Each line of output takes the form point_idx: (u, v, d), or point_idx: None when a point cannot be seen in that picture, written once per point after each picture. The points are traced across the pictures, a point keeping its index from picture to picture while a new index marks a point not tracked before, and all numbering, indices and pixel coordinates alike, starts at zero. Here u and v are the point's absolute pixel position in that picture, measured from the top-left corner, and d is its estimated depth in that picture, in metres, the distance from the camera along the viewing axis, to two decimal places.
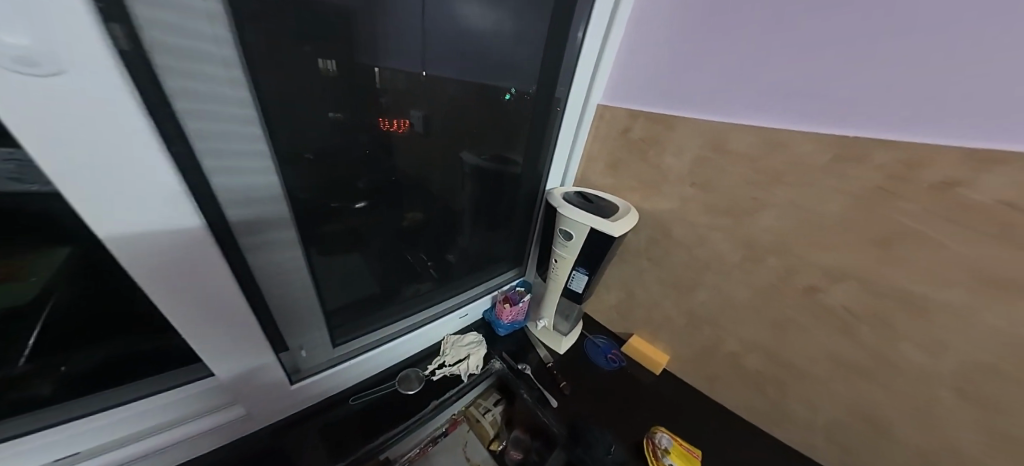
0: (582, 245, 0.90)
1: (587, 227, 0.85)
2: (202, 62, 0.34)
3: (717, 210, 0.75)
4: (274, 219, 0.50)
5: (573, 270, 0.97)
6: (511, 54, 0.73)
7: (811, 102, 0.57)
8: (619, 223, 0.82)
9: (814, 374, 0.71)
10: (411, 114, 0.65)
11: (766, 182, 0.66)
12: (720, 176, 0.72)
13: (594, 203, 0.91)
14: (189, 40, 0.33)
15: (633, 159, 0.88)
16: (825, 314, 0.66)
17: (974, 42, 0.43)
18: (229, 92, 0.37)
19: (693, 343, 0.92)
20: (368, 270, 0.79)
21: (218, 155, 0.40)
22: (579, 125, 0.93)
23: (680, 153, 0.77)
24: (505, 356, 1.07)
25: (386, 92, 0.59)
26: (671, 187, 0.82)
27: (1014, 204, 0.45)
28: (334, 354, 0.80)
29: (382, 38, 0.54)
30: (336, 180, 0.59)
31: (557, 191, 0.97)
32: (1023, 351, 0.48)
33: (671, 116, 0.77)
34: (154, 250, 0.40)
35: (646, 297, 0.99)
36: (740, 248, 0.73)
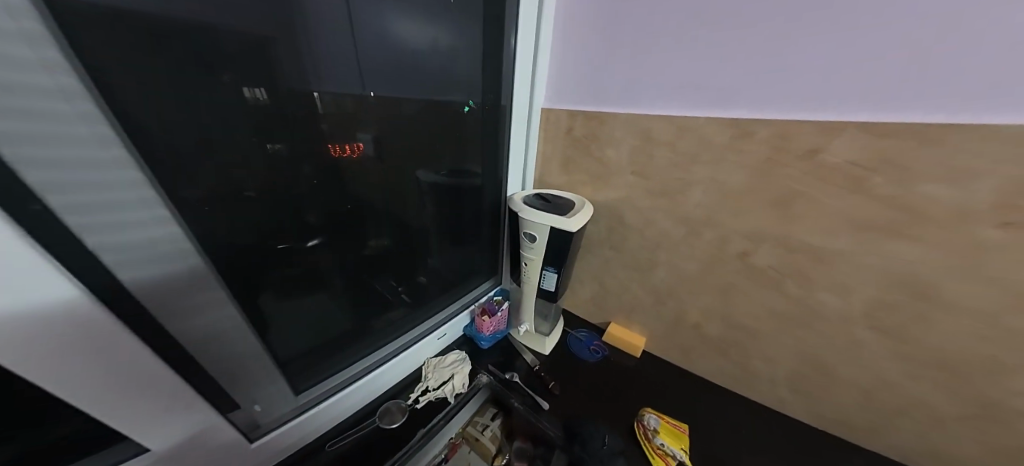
0: (546, 246, 0.93)
1: (547, 228, 0.88)
2: (47, 118, 0.33)
3: (655, 195, 0.80)
4: (181, 274, 0.47)
5: (543, 270, 0.99)
6: (451, 68, 0.75)
7: (704, 91, 0.65)
8: (574, 219, 0.85)
9: (765, 331, 0.77)
10: (361, 135, 0.64)
11: (692, 162, 0.71)
12: (653, 162, 0.77)
13: (551, 203, 0.94)
14: (25, 98, 0.31)
15: (580, 155, 0.92)
16: (760, 274, 0.72)
17: (811, 31, 0.53)
18: (86, 144, 0.36)
19: (664, 321, 0.96)
20: (333, 307, 0.77)
21: (87, 212, 0.37)
22: (529, 130, 0.96)
23: (617, 145, 0.82)
24: (492, 368, 1.07)
25: (330, 126, 0.58)
26: (617, 177, 0.86)
27: (859, 164, 0.55)
28: (298, 402, 0.77)
29: (314, 64, 0.53)
30: (278, 222, 0.58)
31: (515, 198, 1.00)
32: (902, 281, 0.57)
33: (603, 112, 0.81)
34: (24, 330, 0.36)
35: (615, 285, 1.03)
36: (683, 226, 0.78)
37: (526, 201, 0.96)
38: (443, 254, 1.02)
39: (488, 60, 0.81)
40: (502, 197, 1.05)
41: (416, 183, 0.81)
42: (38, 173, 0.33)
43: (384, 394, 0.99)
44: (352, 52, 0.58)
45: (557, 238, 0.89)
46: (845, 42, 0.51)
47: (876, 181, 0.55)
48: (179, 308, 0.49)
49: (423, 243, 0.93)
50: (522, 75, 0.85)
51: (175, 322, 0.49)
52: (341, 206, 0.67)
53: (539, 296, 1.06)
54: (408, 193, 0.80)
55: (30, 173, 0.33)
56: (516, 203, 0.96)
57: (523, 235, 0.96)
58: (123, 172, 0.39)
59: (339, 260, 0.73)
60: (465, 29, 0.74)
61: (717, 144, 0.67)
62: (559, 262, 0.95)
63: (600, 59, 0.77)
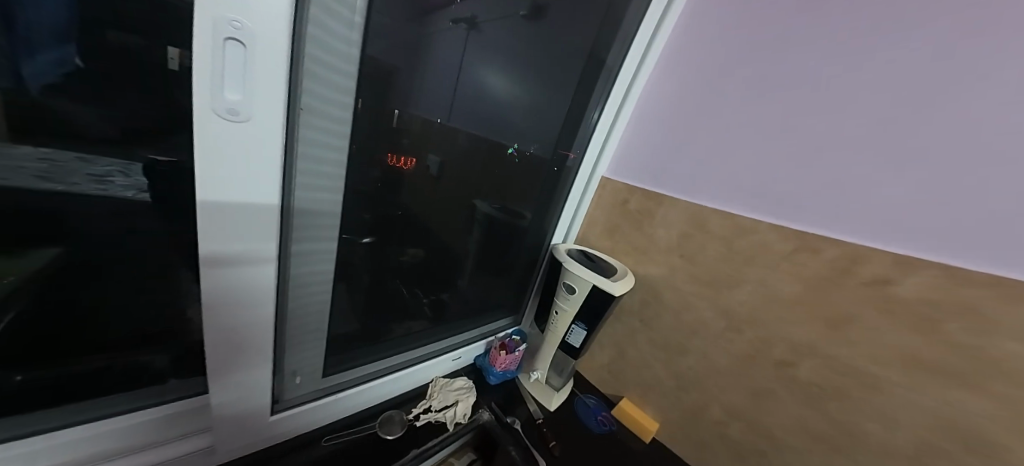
0: (582, 302, 0.92)
1: (589, 284, 0.89)
2: (329, 121, 0.45)
3: (698, 283, 0.83)
4: (325, 246, 0.56)
5: (572, 324, 0.97)
6: (521, 125, 0.88)
7: (764, 197, 0.71)
8: (617, 283, 0.87)
9: (795, 449, 0.72)
10: (428, 157, 0.74)
11: (745, 261, 0.75)
12: (706, 251, 0.81)
13: (595, 263, 0.97)
14: (328, 106, 0.44)
15: (627, 226, 0.97)
16: (800, 387, 0.69)
17: (880, 168, 0.57)
18: (337, 142, 0.48)
19: (681, 408, 0.92)
20: (365, 301, 0.83)
21: (309, 186, 0.48)
22: (585, 189, 1.04)
23: (669, 226, 0.87)
24: (494, 406, 1.04)
25: (410, 142, 0.68)
26: (661, 256, 0.89)
27: (932, 303, 0.53)
28: (321, 385, 0.80)
29: (417, 93, 0.65)
30: (352, 214, 0.65)
31: (561, 248, 1.04)
32: (972, 439, 0.52)
33: (661, 194, 0.89)
34: (234, 262, 0.45)
35: (636, 359, 1.00)
36: (723, 319, 0.79)
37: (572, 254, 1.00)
38: (479, 279, 1.09)
39: (566, 122, 0.94)
40: (546, 244, 1.12)
41: (462, 208, 0.89)
42: (305, 151, 0.45)
43: (390, 402, 0.99)
44: (449, 96, 0.71)
45: (593, 299, 0.90)
46: (915, 184, 0.54)
47: (950, 327, 0.52)
48: (307, 270, 0.57)
49: (462, 265, 1.01)
50: (595, 142, 0.97)
51: (296, 282, 0.57)
52: (389, 212, 0.73)
53: (561, 349, 1.04)
54: (459, 213, 0.90)
55: (303, 152, 0.45)
56: (562, 253, 1.00)
57: (562, 284, 0.97)
58: (342, 162, 0.50)
59: (371, 262, 0.78)
60: (535, 97, 0.86)
61: (775, 251, 0.70)
62: (591, 322, 0.94)
63: (669, 147, 0.87)
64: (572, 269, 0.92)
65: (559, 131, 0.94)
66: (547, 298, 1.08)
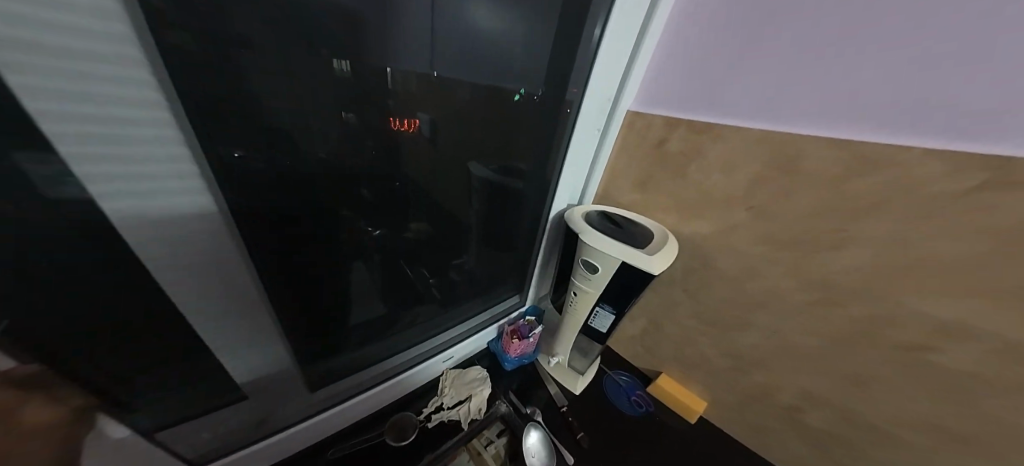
0: (608, 282, 0.73)
1: (618, 262, 0.68)
2: (90, 62, 0.23)
3: (776, 246, 0.58)
4: (219, 268, 0.39)
5: (595, 307, 0.79)
6: (509, 56, 0.55)
7: (931, 103, 0.40)
8: (656, 258, 0.65)
9: (904, 442, 0.55)
10: (415, 113, 0.48)
11: (863, 208, 0.47)
12: (798, 199, 0.52)
13: (623, 228, 0.74)
14: (72, 36, 0.22)
15: (668, 174, 0.71)
16: (933, 377, 0.48)
17: None
18: (129, 105, 0.26)
19: (739, 390, 0.75)
20: (371, 289, 0.64)
21: (102, 180, 0.28)
22: (606, 127, 0.74)
23: (730, 169, 0.60)
24: (512, 397, 0.90)
25: (389, 100, 0.44)
26: (718, 210, 0.64)
27: None
28: (312, 400, 0.67)
29: (393, 31, 0.40)
30: (327, 191, 0.44)
31: (575, 211, 0.81)
32: None
33: (716, 123, 0.60)
34: None
35: (678, 335, 0.81)
36: (808, 293, 0.56)
37: (591, 218, 0.78)
38: (485, 260, 0.87)
39: (559, 41, 0.58)
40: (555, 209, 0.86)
41: (465, 180, 0.65)
42: (50, 121, 0.24)
43: (396, 402, 0.87)
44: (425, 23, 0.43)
45: (627, 276, 0.70)
46: None
47: None
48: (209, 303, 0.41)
49: (467, 251, 0.80)
50: (608, 69, 0.63)
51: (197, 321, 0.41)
52: (399, 188, 0.54)
53: (583, 332, 0.87)
54: (454, 185, 0.64)
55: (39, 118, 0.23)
56: (578, 218, 0.77)
57: (579, 263, 0.76)
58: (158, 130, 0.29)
59: (383, 257, 0.61)
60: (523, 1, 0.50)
61: (931, 192, 0.42)
62: (622, 302, 0.75)
63: (738, 51, 0.53)
64: (593, 241, 0.70)
65: (549, 62, 0.59)
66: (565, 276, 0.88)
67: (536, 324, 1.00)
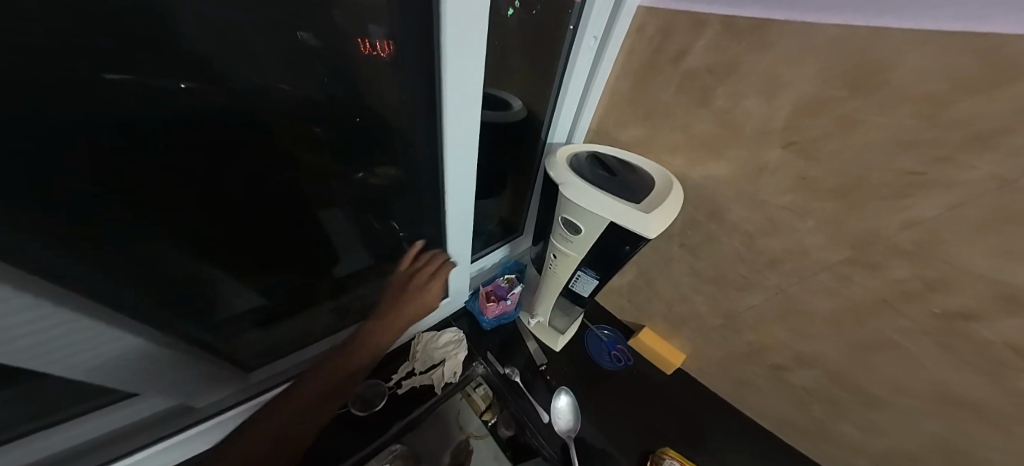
0: (594, 244, 0.59)
1: (606, 222, 0.54)
2: None
3: (811, 196, 0.46)
4: None
5: (577, 271, 0.67)
6: None
7: None
8: (655, 219, 0.51)
9: (897, 403, 0.53)
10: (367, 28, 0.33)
11: (964, 146, 0.33)
12: (865, 132, 0.39)
13: (619, 175, 0.58)
14: None
15: (685, 101, 0.56)
16: (961, 346, 0.42)
17: None
18: None
19: (726, 348, 0.71)
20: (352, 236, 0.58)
21: None
22: (606, 34, 0.57)
23: (772, 91, 0.45)
24: (490, 358, 0.82)
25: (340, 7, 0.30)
26: (745, 148, 0.51)
27: None
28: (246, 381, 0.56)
29: None
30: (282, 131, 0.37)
31: (557, 152, 0.63)
32: None
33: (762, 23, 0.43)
34: None
35: (670, 292, 0.74)
36: (834, 252, 0.47)
37: (578, 162, 0.61)
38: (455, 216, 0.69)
39: None
40: (541, 142, 0.73)
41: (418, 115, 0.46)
42: None
43: None
44: None
45: (616, 239, 0.56)
46: None
47: None
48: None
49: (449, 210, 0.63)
50: None
51: None
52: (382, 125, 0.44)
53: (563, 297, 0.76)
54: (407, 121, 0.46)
55: None
56: (562, 163, 0.60)
57: (559, 221, 0.61)
58: None
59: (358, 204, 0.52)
60: None
61: None
62: (608, 266, 0.62)
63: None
64: (576, 198, 0.55)
65: None
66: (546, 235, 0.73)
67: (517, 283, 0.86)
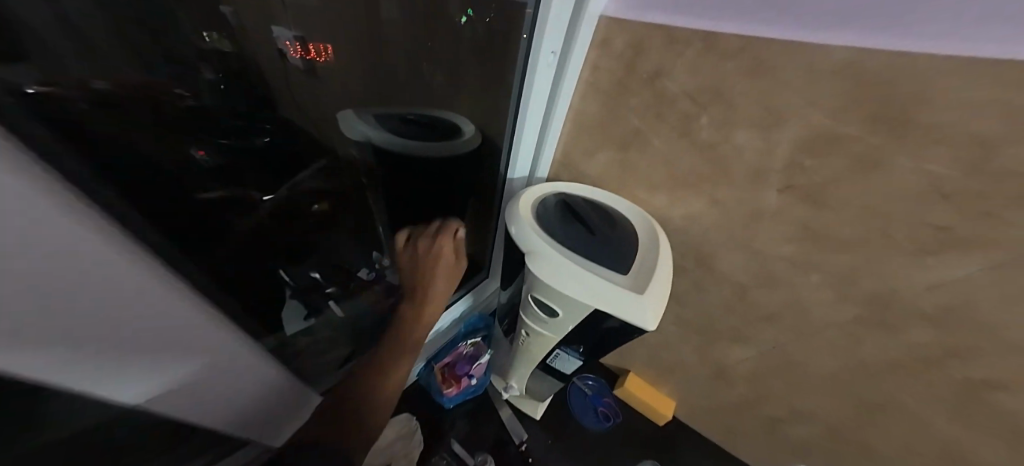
0: (576, 327, 0.50)
1: (592, 308, 0.44)
2: None
3: (817, 248, 0.41)
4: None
5: (555, 350, 0.57)
6: None
7: None
8: (651, 304, 0.42)
9: (899, 458, 0.50)
10: (271, 31, 0.26)
11: (1007, 203, 0.28)
12: (883, 179, 0.33)
13: (597, 235, 0.48)
14: None
15: (664, 131, 0.48)
16: (975, 414, 0.38)
17: None
18: None
19: (719, 394, 0.66)
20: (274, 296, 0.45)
21: None
22: (565, 50, 0.47)
23: (770, 126, 0.39)
24: (459, 448, 0.68)
25: (237, 8, 0.22)
26: (735, 191, 0.45)
27: None
28: None
29: None
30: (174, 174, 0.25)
31: (520, 201, 0.52)
32: None
33: (760, 43, 0.35)
34: None
35: (654, 339, 0.67)
36: (839, 307, 0.42)
37: (549, 216, 0.50)
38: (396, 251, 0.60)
39: None
40: (497, 176, 0.61)
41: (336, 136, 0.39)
42: None
43: None
44: None
45: (604, 322, 0.47)
46: None
47: None
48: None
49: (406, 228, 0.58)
50: None
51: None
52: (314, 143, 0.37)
53: (540, 370, 0.65)
54: (326, 128, 0.37)
55: None
56: (531, 221, 0.49)
57: (531, 301, 0.51)
58: None
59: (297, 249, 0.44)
60: None
61: None
62: (596, 346, 0.53)
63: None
64: (553, 276, 0.44)
65: None
66: (514, 301, 0.61)
67: (484, 346, 0.73)
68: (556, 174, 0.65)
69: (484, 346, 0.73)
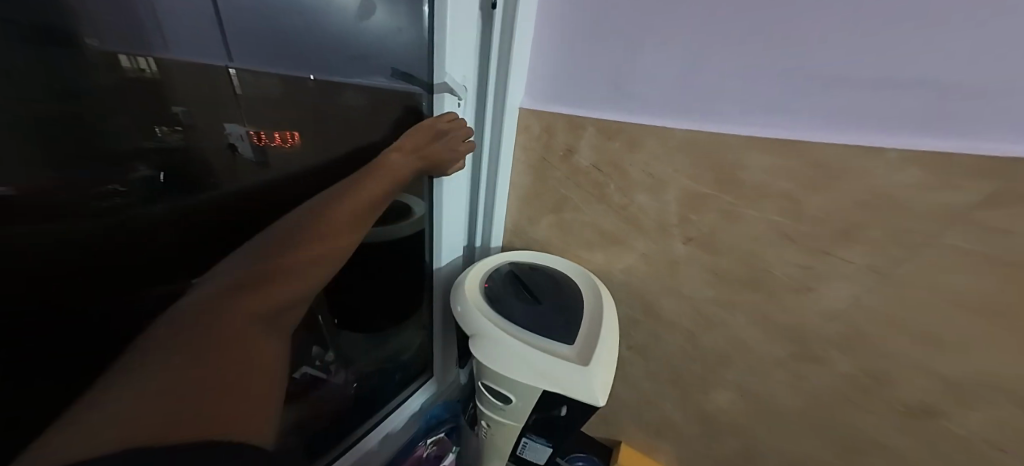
0: (533, 410, 0.48)
1: (541, 388, 0.44)
2: None
3: (731, 290, 0.44)
4: None
5: (522, 438, 0.55)
6: None
7: (855, 95, 0.30)
8: (599, 376, 0.42)
9: None
10: (226, 129, 0.25)
11: (835, 240, 0.35)
12: (746, 227, 0.39)
13: (542, 306, 0.51)
14: None
15: (585, 198, 0.54)
16: (933, 443, 0.39)
17: None
18: None
19: (713, 454, 0.62)
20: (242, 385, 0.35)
21: None
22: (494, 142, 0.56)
23: (658, 187, 0.45)
24: None
25: (190, 107, 0.22)
26: (653, 244, 0.49)
27: None
28: None
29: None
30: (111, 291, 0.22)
31: (467, 283, 0.54)
32: None
33: (634, 126, 0.44)
34: None
35: (634, 397, 0.65)
36: (777, 342, 0.43)
37: (499, 295, 0.52)
38: (344, 343, 0.51)
39: None
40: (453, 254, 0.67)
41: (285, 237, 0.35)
42: None
43: None
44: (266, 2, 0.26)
45: (560, 401, 0.46)
46: None
47: None
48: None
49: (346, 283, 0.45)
50: None
51: None
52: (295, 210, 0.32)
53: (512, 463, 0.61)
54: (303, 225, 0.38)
55: None
56: (475, 299, 0.51)
57: (485, 388, 0.50)
58: None
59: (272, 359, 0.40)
60: None
61: (912, 209, 0.31)
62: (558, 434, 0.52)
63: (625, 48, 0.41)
64: (499, 360, 0.44)
65: None
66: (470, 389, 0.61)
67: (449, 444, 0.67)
68: (510, 242, 0.69)
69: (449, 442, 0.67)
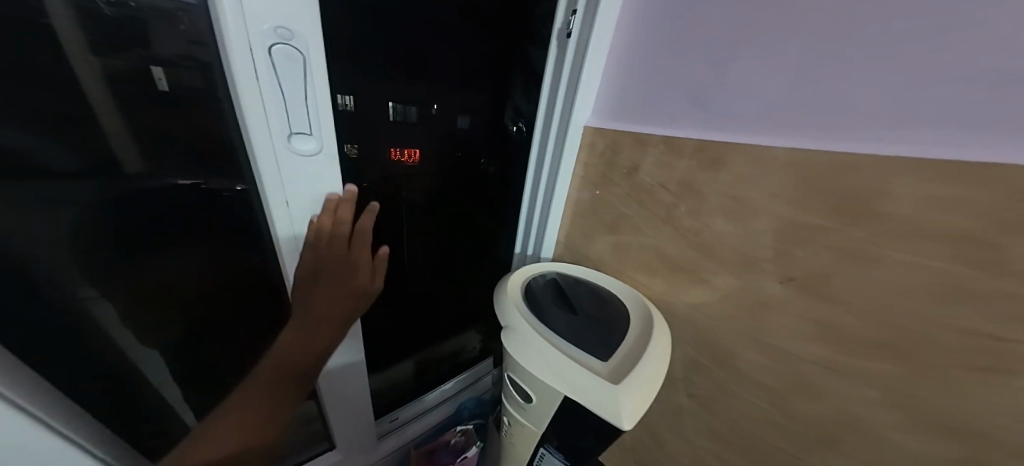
0: (550, 419, 0.42)
1: (563, 396, 0.38)
2: None
3: (846, 352, 0.34)
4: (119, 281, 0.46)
5: (538, 448, 0.47)
6: None
7: None
8: (631, 397, 0.34)
9: None
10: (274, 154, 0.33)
11: None
12: (881, 275, 0.29)
13: (579, 319, 0.46)
14: None
15: (646, 219, 0.49)
16: None
17: None
18: None
19: None
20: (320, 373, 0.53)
21: None
22: (559, 156, 0.55)
23: (744, 215, 0.38)
24: None
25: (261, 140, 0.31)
26: (735, 282, 0.41)
27: None
28: None
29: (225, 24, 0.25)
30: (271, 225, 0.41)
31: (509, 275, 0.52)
32: None
33: (716, 146, 0.38)
34: None
35: (691, 456, 0.55)
36: (910, 429, 0.31)
37: (538, 297, 0.49)
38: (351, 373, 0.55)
39: None
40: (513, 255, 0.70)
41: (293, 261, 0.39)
42: None
43: None
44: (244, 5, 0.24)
45: (585, 419, 0.39)
46: None
47: None
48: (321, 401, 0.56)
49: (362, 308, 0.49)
50: None
51: None
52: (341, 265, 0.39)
53: None
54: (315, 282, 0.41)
55: None
56: (512, 291, 0.48)
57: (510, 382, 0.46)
58: None
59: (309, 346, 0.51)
60: None
61: None
62: (580, 456, 0.43)
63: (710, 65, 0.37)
64: (522, 354, 0.40)
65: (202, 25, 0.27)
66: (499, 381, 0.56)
67: (473, 438, 0.67)
68: (561, 255, 0.66)
69: (474, 435, 0.68)
